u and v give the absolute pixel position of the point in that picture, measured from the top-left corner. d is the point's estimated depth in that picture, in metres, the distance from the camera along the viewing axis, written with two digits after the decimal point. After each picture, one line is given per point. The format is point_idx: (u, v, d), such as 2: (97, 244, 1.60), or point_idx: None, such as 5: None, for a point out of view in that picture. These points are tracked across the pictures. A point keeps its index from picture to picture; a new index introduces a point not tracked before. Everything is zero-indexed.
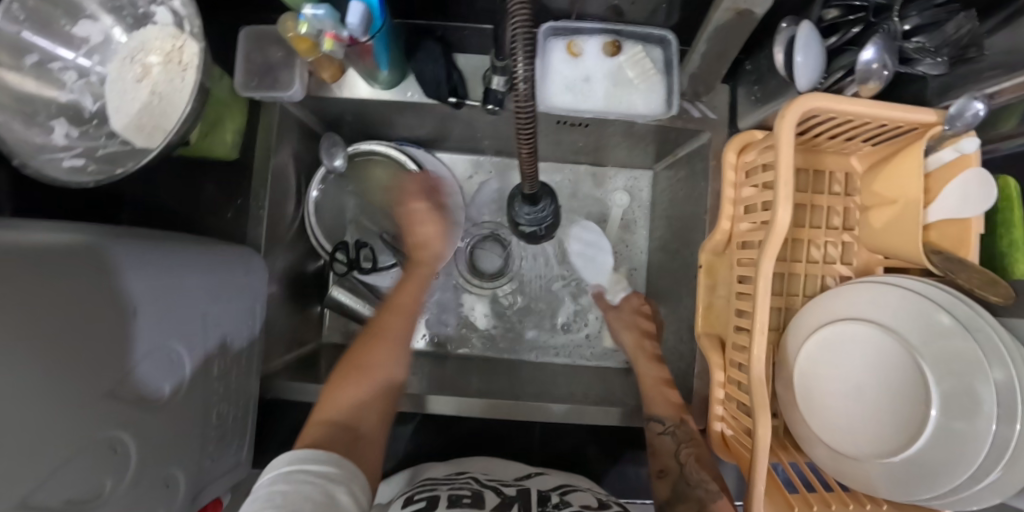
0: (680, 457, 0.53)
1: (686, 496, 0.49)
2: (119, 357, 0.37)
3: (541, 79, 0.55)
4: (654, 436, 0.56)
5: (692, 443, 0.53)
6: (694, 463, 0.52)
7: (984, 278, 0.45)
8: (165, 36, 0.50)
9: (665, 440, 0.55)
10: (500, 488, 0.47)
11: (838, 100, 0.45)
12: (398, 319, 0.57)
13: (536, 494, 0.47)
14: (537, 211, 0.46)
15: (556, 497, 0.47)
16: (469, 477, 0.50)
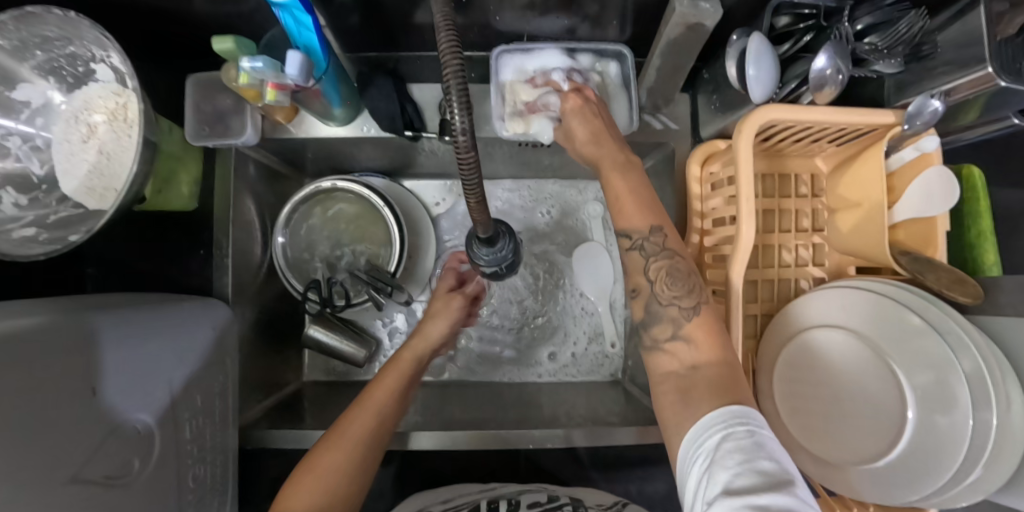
0: (651, 272, 0.42)
1: (659, 317, 0.40)
2: (80, 439, 0.35)
3: (496, 104, 0.53)
4: (624, 252, 0.43)
5: (666, 253, 0.42)
6: (666, 278, 0.41)
7: (950, 277, 0.45)
8: (107, 93, 0.49)
9: (635, 254, 0.43)
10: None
11: (795, 110, 0.45)
12: (386, 393, 0.53)
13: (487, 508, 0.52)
14: (495, 253, 0.39)
15: (507, 503, 0.53)
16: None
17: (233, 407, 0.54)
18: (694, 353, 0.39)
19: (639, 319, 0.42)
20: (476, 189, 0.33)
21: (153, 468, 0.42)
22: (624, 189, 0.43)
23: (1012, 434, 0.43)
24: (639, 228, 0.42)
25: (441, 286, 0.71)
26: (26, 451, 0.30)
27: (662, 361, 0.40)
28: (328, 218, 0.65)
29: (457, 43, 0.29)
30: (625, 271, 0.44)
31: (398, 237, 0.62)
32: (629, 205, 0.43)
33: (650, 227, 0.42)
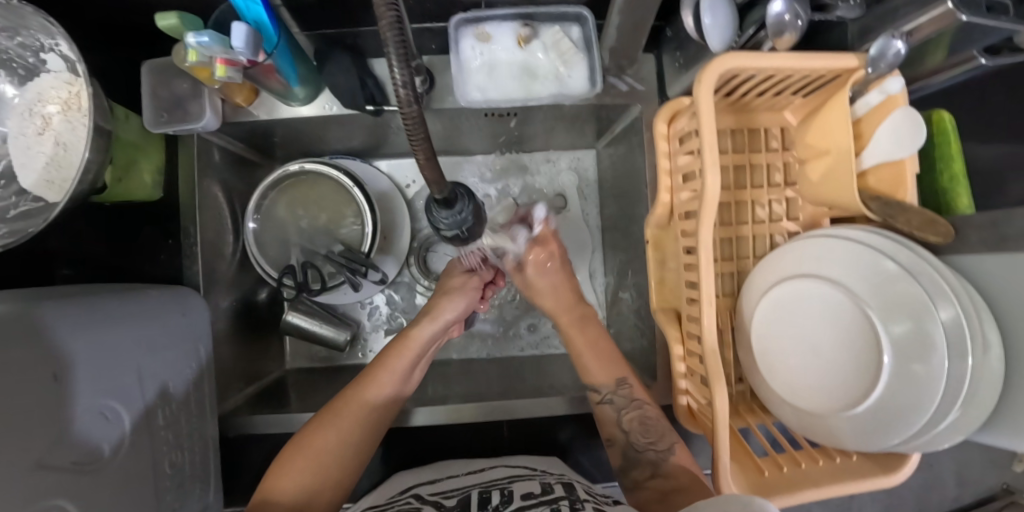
0: (623, 423, 0.54)
1: (638, 462, 0.52)
2: (47, 425, 0.35)
3: (458, 74, 0.54)
4: (596, 404, 0.56)
5: (634, 405, 0.54)
6: (637, 428, 0.53)
7: (921, 218, 0.45)
8: (59, 83, 0.48)
9: (605, 408, 0.55)
10: (441, 501, 0.47)
11: (756, 57, 0.44)
12: (371, 391, 0.54)
13: (477, 497, 0.46)
14: (455, 216, 0.39)
15: (498, 493, 0.47)
16: (410, 496, 0.49)
17: (210, 395, 0.54)
18: (666, 478, 0.49)
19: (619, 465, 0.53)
20: (422, 145, 0.32)
21: (127, 455, 0.42)
22: (583, 340, 0.60)
23: (986, 370, 0.43)
24: (605, 384, 0.56)
25: (419, 263, 0.71)
26: None
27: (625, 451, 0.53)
28: (299, 200, 0.64)
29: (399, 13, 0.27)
30: (600, 423, 0.56)
31: (370, 218, 0.62)
32: (592, 360, 0.58)
33: (614, 383, 0.55)
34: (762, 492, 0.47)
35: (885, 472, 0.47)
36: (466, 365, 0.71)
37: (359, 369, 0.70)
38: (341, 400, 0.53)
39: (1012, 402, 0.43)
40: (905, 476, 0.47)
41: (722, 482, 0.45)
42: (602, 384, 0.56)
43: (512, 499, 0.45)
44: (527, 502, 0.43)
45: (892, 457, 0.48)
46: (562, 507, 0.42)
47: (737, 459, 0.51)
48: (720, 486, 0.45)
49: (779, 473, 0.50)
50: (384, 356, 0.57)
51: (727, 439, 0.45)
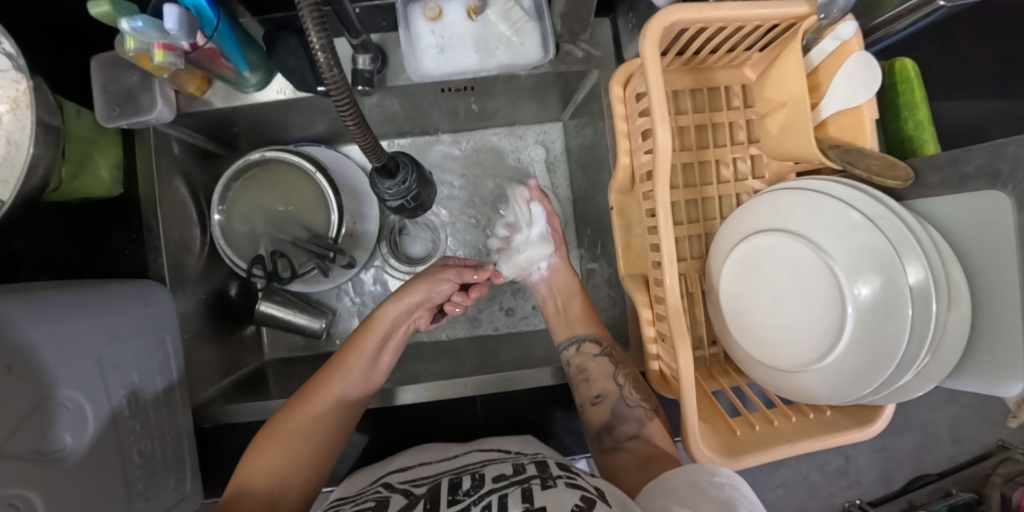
0: (618, 378, 0.55)
1: (627, 418, 0.53)
2: (6, 417, 0.35)
3: (409, 50, 0.53)
4: (591, 359, 0.57)
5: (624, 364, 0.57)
6: (630, 384, 0.55)
7: (881, 163, 0.44)
8: (5, 82, 0.46)
9: (601, 361, 0.57)
10: (411, 489, 0.42)
11: (702, 8, 0.43)
12: (341, 379, 0.54)
13: (447, 485, 0.41)
14: (398, 186, 0.39)
15: (469, 478, 0.42)
16: (380, 486, 0.44)
17: (180, 386, 0.54)
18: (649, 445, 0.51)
19: (607, 422, 0.53)
20: (351, 110, 0.32)
21: (91, 446, 0.42)
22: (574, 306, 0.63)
23: (958, 320, 0.42)
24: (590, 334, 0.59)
25: (390, 246, 0.73)
26: None
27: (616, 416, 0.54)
28: (263, 189, 0.64)
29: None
30: (586, 380, 0.56)
31: (334, 204, 0.62)
32: (576, 316, 0.61)
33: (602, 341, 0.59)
34: (736, 452, 0.47)
35: (860, 426, 0.47)
36: (442, 346, 0.71)
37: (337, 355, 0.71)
38: (310, 388, 0.53)
39: (977, 344, 0.42)
40: (878, 429, 0.46)
41: (692, 443, 0.45)
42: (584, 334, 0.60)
43: (483, 482, 0.40)
44: (498, 484, 0.39)
45: (866, 410, 0.48)
46: (534, 485, 0.38)
47: (710, 420, 0.50)
48: (691, 447, 0.45)
49: (751, 432, 0.49)
50: (350, 344, 0.57)
51: (694, 399, 0.45)
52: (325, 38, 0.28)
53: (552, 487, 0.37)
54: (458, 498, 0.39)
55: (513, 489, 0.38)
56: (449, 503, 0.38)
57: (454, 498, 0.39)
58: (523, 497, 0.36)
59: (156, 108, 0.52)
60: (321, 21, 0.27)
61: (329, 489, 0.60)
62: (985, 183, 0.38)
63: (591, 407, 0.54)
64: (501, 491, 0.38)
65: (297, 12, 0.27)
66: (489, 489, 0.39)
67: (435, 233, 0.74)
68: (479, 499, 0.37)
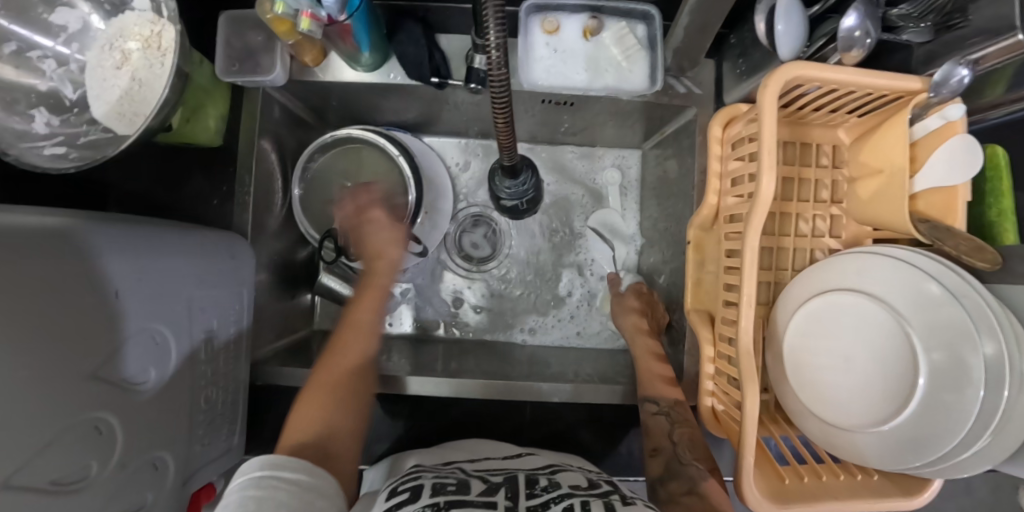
0: (674, 435, 0.51)
1: (679, 475, 0.46)
2: (109, 339, 0.36)
3: (524, 58, 0.54)
4: (649, 415, 0.53)
5: (687, 423, 0.52)
6: (687, 443, 0.50)
7: (970, 245, 0.45)
8: (143, 22, 0.50)
9: (660, 418, 0.52)
10: (488, 476, 0.43)
11: (821, 69, 0.45)
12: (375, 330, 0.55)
13: (523, 478, 0.42)
14: (517, 186, 0.41)
15: (544, 478, 0.43)
16: (455, 468, 0.45)
17: (245, 341, 0.55)
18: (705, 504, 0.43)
19: (659, 475, 0.48)
20: (508, 104, 0.34)
21: (168, 384, 0.43)
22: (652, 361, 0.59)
23: (1023, 407, 0.43)
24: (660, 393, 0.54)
25: (454, 242, 0.74)
26: (59, 335, 0.32)
27: (673, 488, 0.46)
28: (346, 165, 0.65)
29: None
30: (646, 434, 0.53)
31: (411, 193, 0.63)
32: (651, 372, 0.57)
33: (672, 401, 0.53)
34: (784, 499, 0.47)
35: (907, 496, 0.48)
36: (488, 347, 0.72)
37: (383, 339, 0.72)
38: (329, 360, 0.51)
39: None
40: (928, 501, 0.47)
41: (743, 483, 0.46)
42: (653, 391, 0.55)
43: (560, 485, 0.41)
44: (576, 490, 0.40)
45: (914, 481, 0.49)
46: (615, 500, 0.38)
47: (759, 464, 0.51)
48: (741, 486, 0.46)
49: (799, 483, 0.50)
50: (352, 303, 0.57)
51: (753, 441, 0.45)
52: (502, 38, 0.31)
53: (633, 503, 0.38)
54: (537, 493, 0.39)
55: (593, 499, 0.38)
56: (529, 495, 0.39)
57: (533, 493, 0.39)
58: (607, 507, 0.36)
59: (272, 73, 0.53)
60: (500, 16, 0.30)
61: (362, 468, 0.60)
62: None
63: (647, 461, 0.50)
64: (580, 498, 0.38)
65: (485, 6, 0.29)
66: (567, 492, 0.39)
67: (501, 235, 0.75)
68: (559, 498, 0.38)
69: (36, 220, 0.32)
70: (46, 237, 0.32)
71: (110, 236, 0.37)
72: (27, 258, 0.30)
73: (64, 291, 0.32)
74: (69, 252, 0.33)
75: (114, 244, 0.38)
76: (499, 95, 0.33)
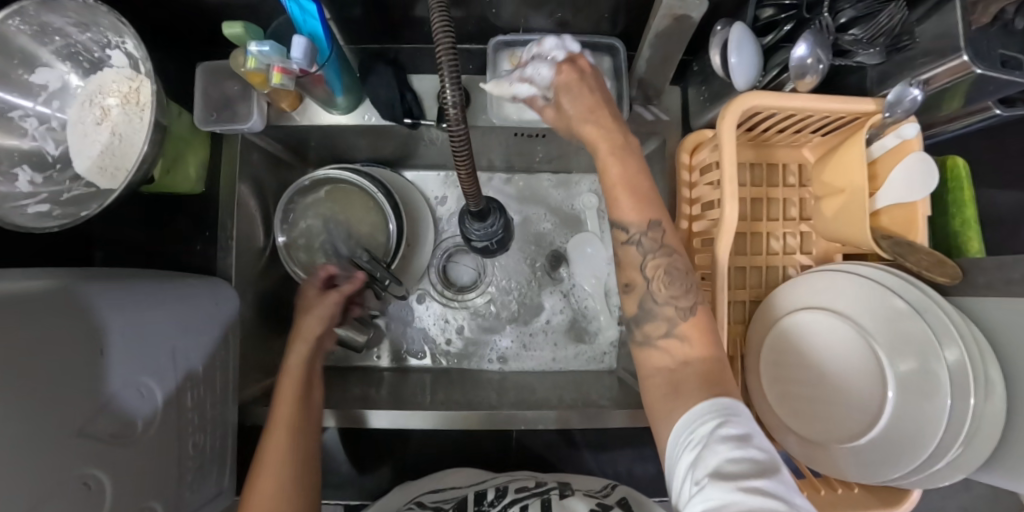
0: (647, 269, 0.43)
1: (655, 315, 0.42)
2: (95, 395, 0.37)
3: (492, 95, 0.56)
4: (619, 246, 0.44)
5: (664, 251, 0.43)
6: (663, 277, 0.43)
7: (931, 260, 0.47)
8: (121, 79, 0.52)
9: (630, 247, 0.44)
10: (440, 507, 0.48)
11: (778, 97, 0.46)
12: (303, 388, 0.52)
13: (472, 498, 0.49)
14: (486, 228, 0.42)
15: (493, 490, 0.50)
16: (413, 504, 0.49)
17: (233, 383, 0.56)
18: (685, 348, 0.40)
19: (633, 314, 0.43)
20: (464, 148, 0.35)
21: (155, 433, 0.44)
22: (620, 176, 0.43)
23: (989, 415, 0.44)
24: (632, 223, 0.43)
25: (437, 273, 0.76)
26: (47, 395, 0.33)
27: (653, 356, 0.42)
28: (328, 206, 0.66)
29: (452, 36, 0.31)
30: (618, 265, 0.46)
31: (393, 227, 0.64)
32: (625, 196, 0.43)
33: (647, 223, 0.42)
34: None
35: (886, 507, 0.48)
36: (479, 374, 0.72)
37: (372, 371, 0.72)
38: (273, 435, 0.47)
39: (1011, 444, 0.44)
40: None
41: None
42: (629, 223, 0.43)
43: (506, 495, 0.48)
44: (520, 495, 0.47)
45: (893, 492, 0.49)
46: (551, 497, 0.46)
47: None
48: None
49: None
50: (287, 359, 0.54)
51: None
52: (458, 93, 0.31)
53: (567, 497, 0.46)
54: None
55: (533, 500, 0.45)
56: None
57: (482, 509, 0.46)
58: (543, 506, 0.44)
59: (249, 121, 0.54)
60: (453, 58, 0.31)
61: (354, 504, 0.60)
62: None
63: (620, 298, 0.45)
64: (523, 502, 0.45)
65: (436, 60, 0.31)
66: (513, 499, 0.47)
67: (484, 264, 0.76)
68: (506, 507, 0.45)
69: (22, 286, 0.34)
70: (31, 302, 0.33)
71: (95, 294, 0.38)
72: (14, 324, 0.31)
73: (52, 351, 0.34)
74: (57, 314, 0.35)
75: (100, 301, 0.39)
76: (458, 148, 0.35)
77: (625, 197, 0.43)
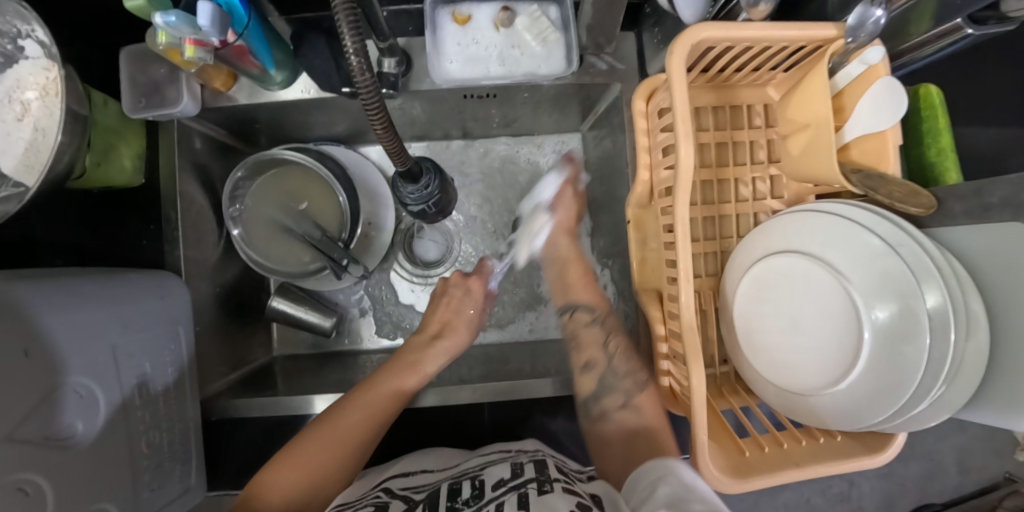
0: (607, 349, 0.60)
1: (614, 389, 0.58)
2: (26, 398, 0.36)
3: (433, 52, 0.52)
4: (579, 325, 0.64)
5: (616, 336, 0.61)
6: (619, 356, 0.59)
7: (905, 190, 0.44)
8: (37, 70, 0.49)
9: (592, 328, 0.63)
10: (411, 496, 0.43)
11: (731, 28, 0.43)
12: (376, 408, 0.54)
13: (446, 490, 0.42)
14: (421, 191, 0.41)
15: (468, 484, 0.43)
16: (381, 490, 0.45)
17: (190, 378, 0.54)
18: (633, 418, 0.56)
19: (592, 390, 0.58)
20: (378, 111, 0.33)
21: (101, 434, 0.42)
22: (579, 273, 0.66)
23: (974, 350, 0.41)
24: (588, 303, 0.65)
25: (404, 249, 0.74)
26: None
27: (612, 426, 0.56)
28: (281, 190, 0.64)
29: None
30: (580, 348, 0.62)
31: (348, 208, 0.62)
32: (579, 285, 0.66)
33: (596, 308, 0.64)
34: (744, 472, 0.46)
35: (869, 453, 0.47)
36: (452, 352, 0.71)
37: (346, 355, 0.72)
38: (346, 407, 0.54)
39: (997, 377, 0.42)
40: (890, 457, 0.46)
41: (699, 459, 0.45)
42: (583, 301, 0.65)
43: (482, 492, 0.41)
44: (496, 492, 0.40)
45: (876, 437, 0.48)
46: (530, 490, 0.38)
47: (719, 439, 0.50)
48: (698, 463, 0.45)
49: (761, 453, 0.49)
50: (383, 377, 0.57)
51: (705, 416, 0.44)
52: (359, 41, 0.29)
53: (548, 493, 0.38)
54: (458, 506, 0.39)
55: (509, 497, 0.38)
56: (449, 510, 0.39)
57: (453, 506, 0.40)
58: (519, 503, 0.36)
59: (182, 104, 0.52)
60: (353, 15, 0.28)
61: None
62: (1009, 214, 0.38)
63: (581, 374, 0.59)
64: (499, 500, 0.38)
65: (334, 12, 0.28)
66: (488, 498, 0.39)
67: (451, 239, 0.75)
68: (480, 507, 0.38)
69: None
70: None
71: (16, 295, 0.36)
72: None
73: None
74: None
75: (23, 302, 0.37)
76: (369, 107, 0.32)
77: (579, 284, 0.66)
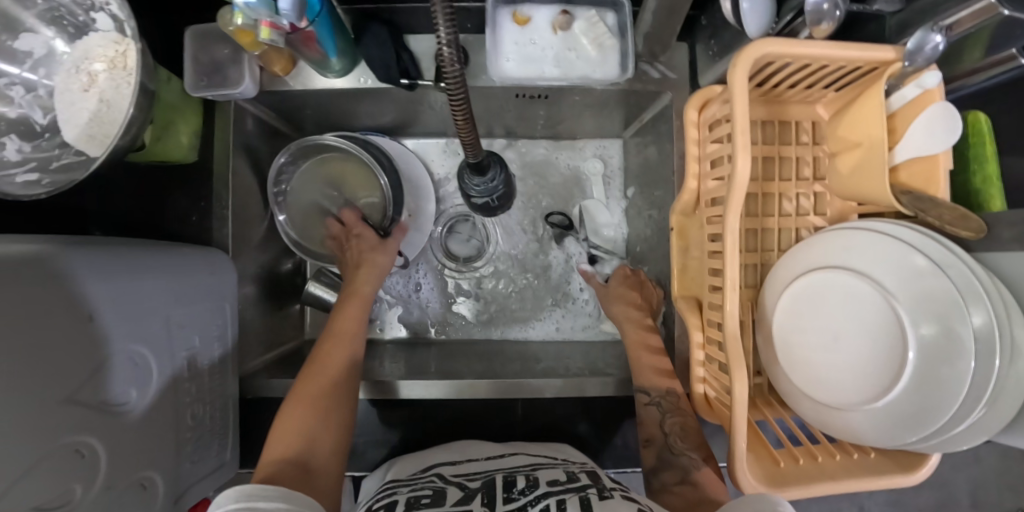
0: (665, 426, 0.53)
1: (671, 465, 0.51)
2: (87, 361, 0.36)
3: (492, 50, 0.53)
4: (641, 406, 0.55)
5: (680, 413, 0.54)
6: (677, 433, 0.53)
7: (954, 213, 0.44)
8: (107, 42, 0.49)
9: (651, 409, 0.55)
10: (465, 483, 0.45)
11: (793, 45, 0.44)
12: (342, 343, 0.56)
13: (502, 482, 0.44)
14: (486, 180, 0.45)
15: (523, 478, 0.44)
16: (433, 475, 0.47)
17: (232, 355, 0.55)
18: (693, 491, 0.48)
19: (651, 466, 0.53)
20: (458, 102, 0.34)
21: (151, 402, 0.43)
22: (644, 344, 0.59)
23: (1016, 376, 0.42)
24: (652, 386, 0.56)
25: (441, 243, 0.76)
26: (35, 360, 0.32)
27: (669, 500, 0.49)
28: (326, 176, 0.66)
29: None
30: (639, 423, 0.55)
31: (389, 197, 0.63)
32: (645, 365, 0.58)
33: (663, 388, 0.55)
34: (779, 482, 0.47)
35: (904, 472, 0.47)
36: (482, 346, 0.72)
37: (377, 344, 0.72)
38: (307, 375, 0.53)
39: None
40: (925, 476, 0.46)
41: (737, 469, 0.45)
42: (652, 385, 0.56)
43: (539, 484, 0.43)
44: (555, 488, 0.42)
45: (911, 457, 0.48)
46: (593, 495, 0.40)
47: (753, 448, 0.51)
48: (735, 471, 0.45)
49: (795, 465, 0.49)
50: (336, 319, 0.59)
51: (743, 426, 0.45)
52: (453, 33, 0.30)
53: (610, 498, 0.39)
54: (515, 496, 0.41)
55: (571, 497, 0.40)
56: (506, 500, 0.41)
57: (510, 496, 0.41)
58: (583, 504, 0.38)
59: (241, 86, 0.53)
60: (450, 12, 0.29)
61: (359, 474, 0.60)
62: None
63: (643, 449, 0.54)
64: (558, 497, 0.40)
65: (432, 7, 0.29)
66: (545, 491, 0.41)
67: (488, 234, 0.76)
68: (537, 500, 0.40)
69: (14, 247, 0.33)
70: (21, 265, 0.33)
71: (83, 261, 0.37)
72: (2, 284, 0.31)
73: (39, 315, 0.33)
74: (44, 278, 0.34)
75: (90, 267, 0.38)
76: (452, 93, 0.34)
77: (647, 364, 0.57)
